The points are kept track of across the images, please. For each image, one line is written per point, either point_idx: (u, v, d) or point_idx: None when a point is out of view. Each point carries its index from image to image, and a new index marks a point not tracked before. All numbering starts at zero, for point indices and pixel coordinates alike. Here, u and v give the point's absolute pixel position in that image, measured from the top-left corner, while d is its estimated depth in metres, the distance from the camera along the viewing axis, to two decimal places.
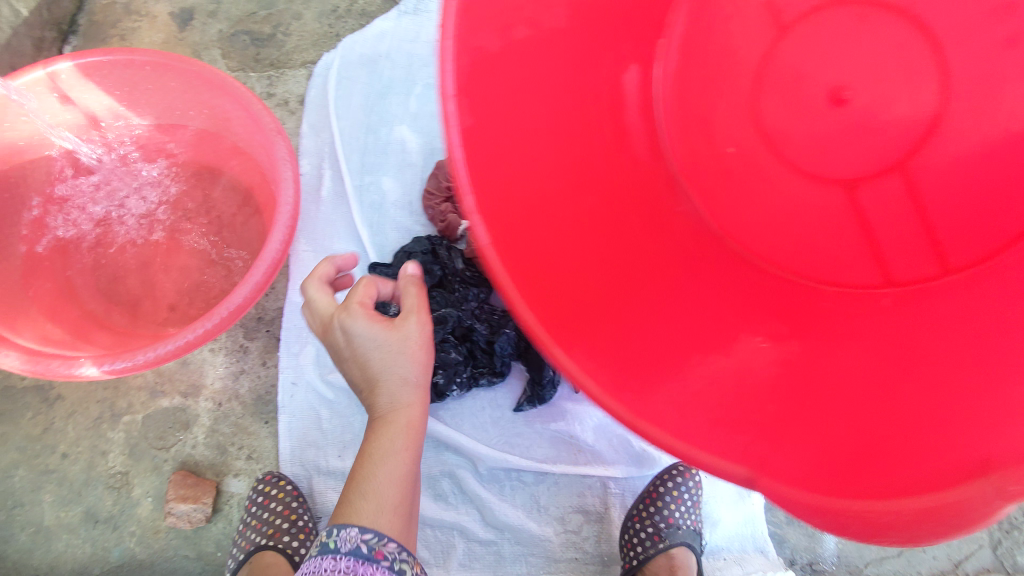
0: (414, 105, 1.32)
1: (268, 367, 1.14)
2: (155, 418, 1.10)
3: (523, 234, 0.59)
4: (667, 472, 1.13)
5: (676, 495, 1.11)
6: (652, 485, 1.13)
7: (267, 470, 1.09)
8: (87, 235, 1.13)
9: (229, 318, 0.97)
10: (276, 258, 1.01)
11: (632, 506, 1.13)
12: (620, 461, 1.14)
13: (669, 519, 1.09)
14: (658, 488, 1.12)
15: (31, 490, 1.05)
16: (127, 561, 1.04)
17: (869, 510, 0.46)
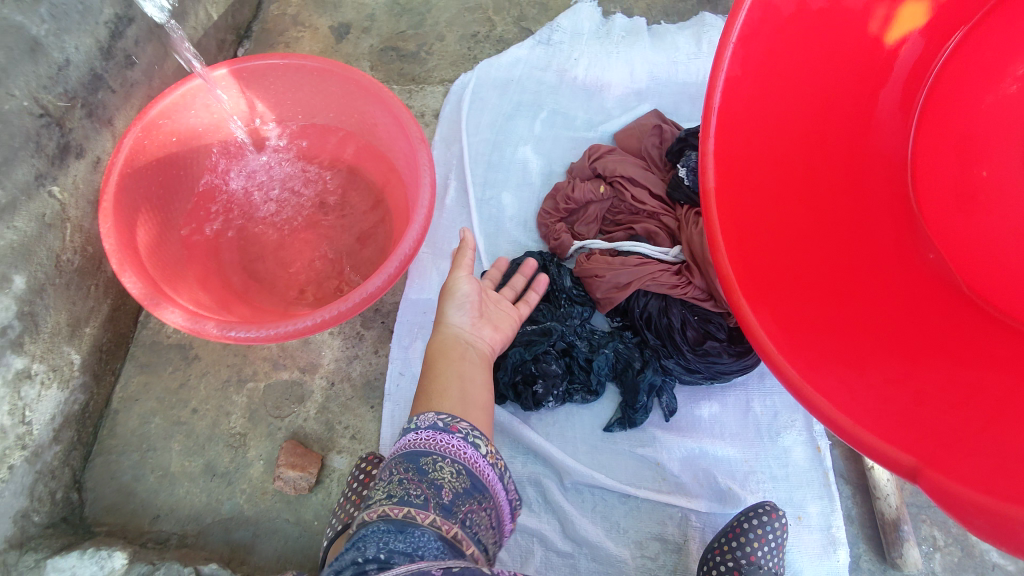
0: (539, 128, 1.41)
1: (379, 355, 1.23)
2: (275, 388, 1.19)
3: (740, 210, 0.74)
4: (753, 510, 1.08)
5: (760, 534, 1.05)
6: (736, 520, 1.08)
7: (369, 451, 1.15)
8: (237, 216, 1.26)
9: (360, 304, 1.04)
10: (407, 256, 1.08)
11: (713, 540, 1.09)
12: (703, 495, 1.14)
13: (751, 557, 1.04)
14: (743, 525, 1.07)
15: (162, 437, 1.15)
16: (235, 515, 1.12)
17: (980, 504, 0.52)
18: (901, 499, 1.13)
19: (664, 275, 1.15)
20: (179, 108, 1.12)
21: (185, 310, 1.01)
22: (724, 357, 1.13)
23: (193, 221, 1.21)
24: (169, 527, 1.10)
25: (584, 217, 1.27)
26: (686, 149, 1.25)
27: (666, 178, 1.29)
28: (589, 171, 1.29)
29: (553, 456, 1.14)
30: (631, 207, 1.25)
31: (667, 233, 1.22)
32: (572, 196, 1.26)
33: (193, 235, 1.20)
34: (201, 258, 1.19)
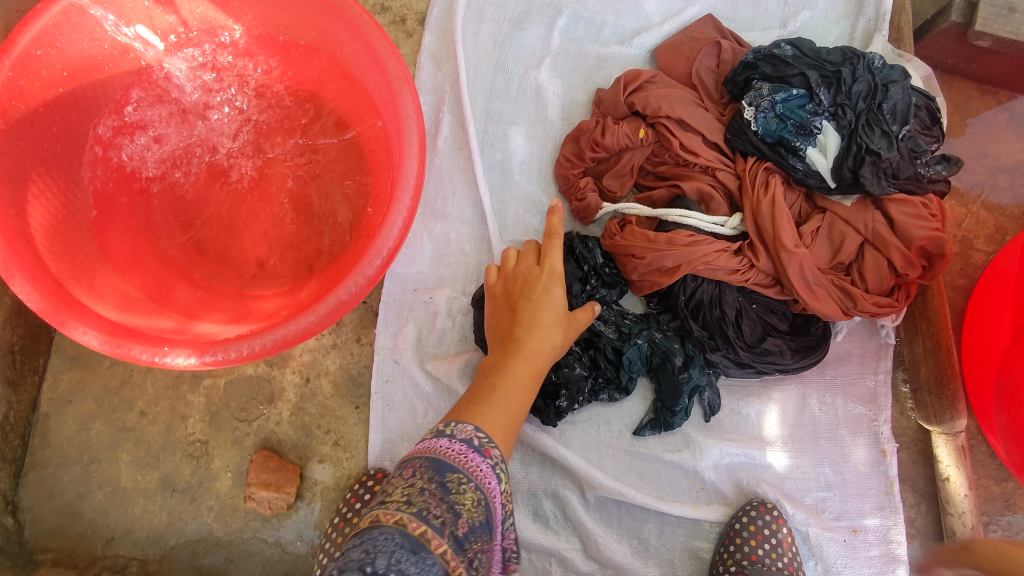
0: (556, 41, 1.08)
1: (362, 344, 1.01)
2: (238, 385, 0.99)
3: None
4: (764, 504, 1.00)
5: (754, 531, 0.97)
6: (732, 520, 0.99)
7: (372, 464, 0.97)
8: (157, 164, 0.94)
9: (330, 316, 0.78)
10: (406, 230, 0.82)
11: (720, 545, 0.99)
12: (729, 493, 1.02)
13: (752, 557, 0.95)
14: (735, 525, 0.99)
15: (107, 447, 0.97)
16: (203, 538, 0.96)
17: None
18: (978, 517, 0.98)
19: (723, 256, 0.92)
20: (61, 29, 0.82)
21: (104, 326, 0.76)
22: (785, 357, 0.97)
23: (104, 175, 0.90)
24: (128, 552, 0.95)
25: (616, 168, 1.00)
26: (754, 79, 0.96)
27: (725, 118, 1.00)
28: (625, 107, 0.99)
29: (574, 467, 0.97)
30: (678, 157, 0.97)
31: (723, 194, 0.96)
32: (602, 143, 0.97)
33: (100, 193, 0.89)
34: (127, 221, 0.92)
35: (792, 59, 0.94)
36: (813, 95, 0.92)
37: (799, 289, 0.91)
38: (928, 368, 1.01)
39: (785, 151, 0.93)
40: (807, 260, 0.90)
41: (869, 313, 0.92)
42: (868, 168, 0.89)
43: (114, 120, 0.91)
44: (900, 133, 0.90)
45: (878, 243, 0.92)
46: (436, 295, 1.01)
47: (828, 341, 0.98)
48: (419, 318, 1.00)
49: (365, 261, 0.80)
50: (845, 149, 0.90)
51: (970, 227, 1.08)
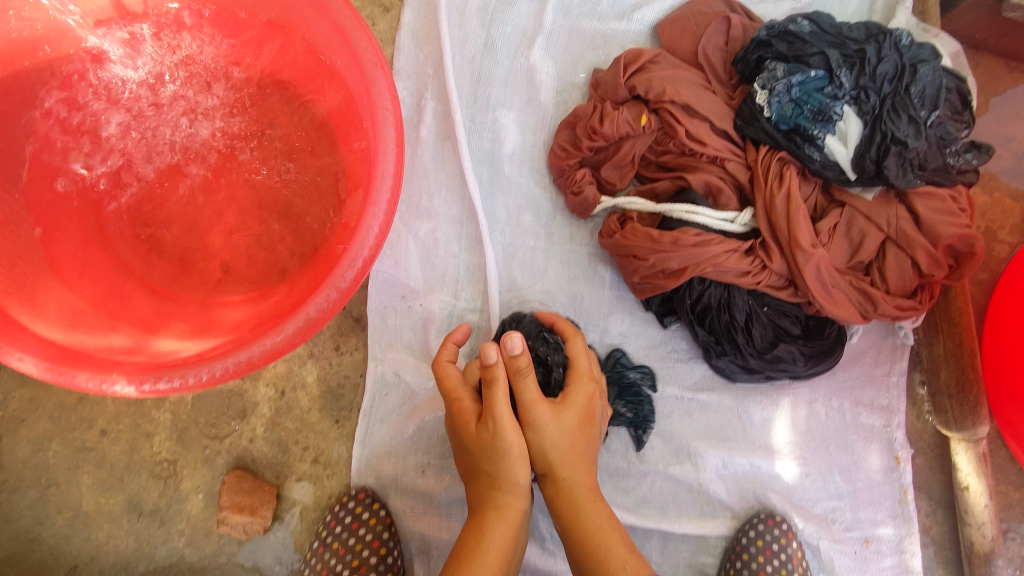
0: (550, 16, 0.97)
1: (342, 354, 0.93)
2: (206, 400, 0.91)
3: None
4: (772, 516, 0.93)
5: (762, 547, 0.91)
6: (737, 534, 0.94)
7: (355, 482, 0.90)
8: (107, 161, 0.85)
9: (299, 337, 0.71)
10: (384, 235, 0.73)
11: (723, 560, 0.94)
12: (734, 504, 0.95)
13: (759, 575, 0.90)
14: (741, 540, 0.93)
15: (66, 469, 0.89)
16: (175, 563, 0.89)
17: None
18: (998, 528, 0.93)
19: (733, 256, 0.84)
20: None
21: (47, 350, 0.69)
22: (798, 363, 0.90)
23: (45, 174, 0.81)
24: None
25: (616, 158, 0.91)
26: (767, 59, 0.87)
27: (735, 102, 0.91)
28: (625, 91, 0.90)
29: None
30: (684, 147, 0.88)
31: (733, 187, 0.88)
32: (600, 131, 0.88)
33: (43, 195, 0.81)
34: (75, 224, 0.83)
35: (810, 37, 0.85)
36: (833, 77, 0.83)
37: (815, 293, 0.84)
38: (949, 371, 0.94)
39: (801, 140, 0.85)
40: (824, 260, 0.83)
41: (891, 317, 0.85)
42: (893, 159, 0.81)
43: (57, 113, 0.82)
44: (929, 119, 0.82)
45: (901, 241, 0.84)
46: (422, 299, 0.93)
47: (843, 346, 0.91)
48: (404, 324, 0.92)
49: (338, 273, 0.72)
50: (868, 138, 0.82)
51: (995, 218, 1.01)
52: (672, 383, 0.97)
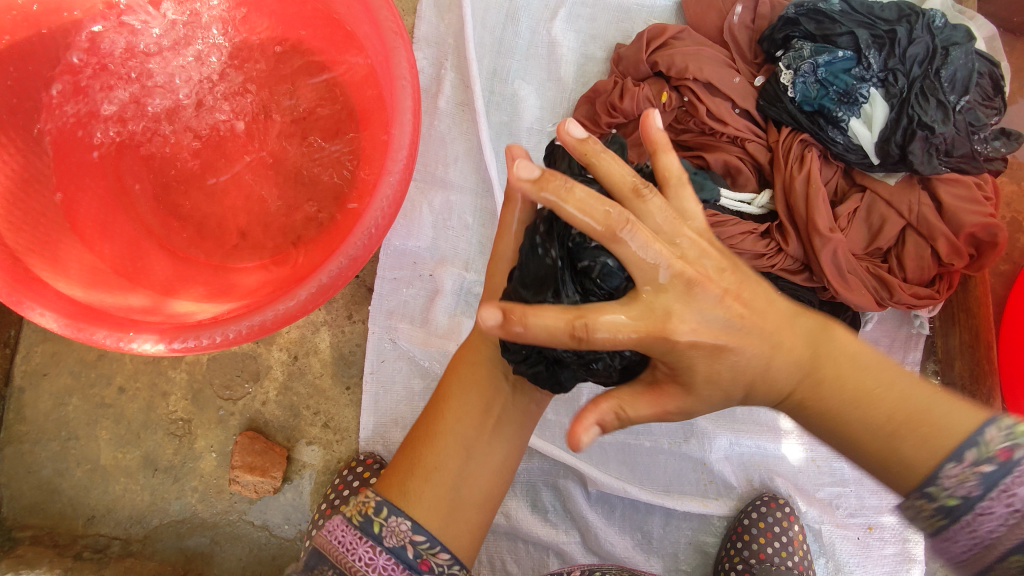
0: None
1: (354, 322, 0.94)
2: (221, 362, 0.92)
3: None
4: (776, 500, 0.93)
5: (763, 528, 0.90)
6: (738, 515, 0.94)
7: (366, 448, 0.92)
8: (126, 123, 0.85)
9: (312, 301, 0.72)
10: (398, 203, 0.74)
11: (724, 540, 0.94)
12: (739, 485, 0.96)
13: (761, 556, 0.89)
14: (743, 521, 0.93)
15: (86, 424, 0.91)
16: (187, 518, 0.91)
17: None
18: None
19: (749, 238, 0.84)
20: None
21: (67, 306, 0.71)
22: None
23: (67, 133, 0.82)
24: (109, 532, 0.91)
25: (634, 135, 0.90)
26: (794, 38, 0.85)
27: (759, 82, 0.90)
28: (647, 67, 0.88)
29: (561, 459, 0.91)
30: (703, 126, 0.86)
31: (753, 168, 0.87)
32: (619, 108, 0.87)
33: (64, 154, 0.82)
34: (96, 184, 0.84)
35: (840, 15, 0.83)
36: (861, 58, 0.81)
37: (830, 278, 0.83)
38: (965, 362, 0.93)
39: (825, 122, 0.83)
40: (841, 246, 0.82)
41: (907, 305, 0.84)
42: (919, 143, 0.79)
43: (78, 72, 0.82)
44: (958, 105, 0.80)
45: (922, 229, 0.83)
46: (436, 271, 0.93)
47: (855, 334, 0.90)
48: (416, 296, 0.93)
49: (350, 241, 0.72)
50: (894, 122, 0.80)
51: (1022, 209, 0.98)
52: None
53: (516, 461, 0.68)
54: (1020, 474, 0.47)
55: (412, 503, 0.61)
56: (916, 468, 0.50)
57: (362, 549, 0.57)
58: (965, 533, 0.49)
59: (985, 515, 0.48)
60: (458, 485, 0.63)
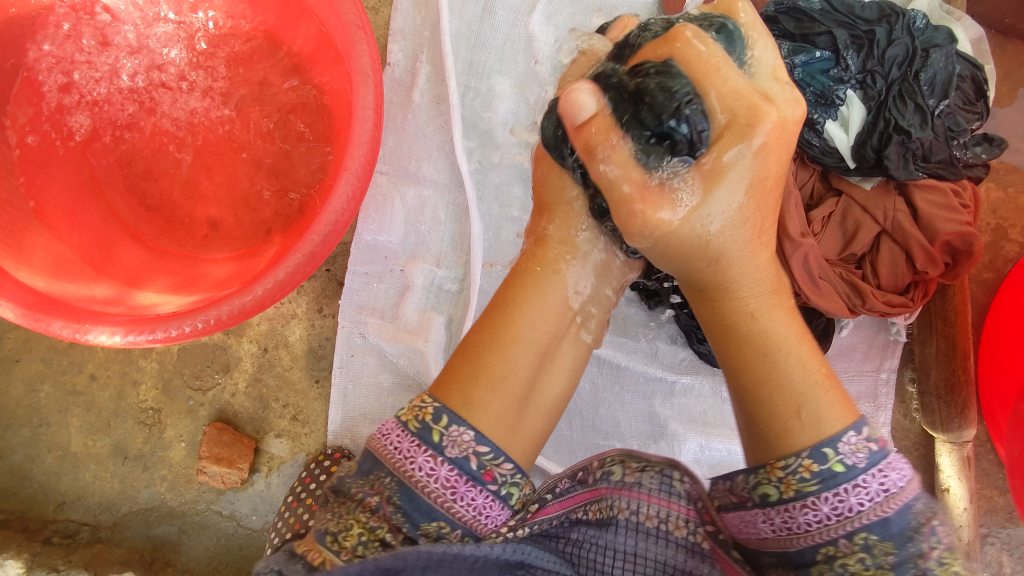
0: None
1: (324, 316, 0.94)
2: (191, 353, 0.93)
3: None
4: None
5: None
6: None
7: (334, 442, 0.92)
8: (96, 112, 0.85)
9: (270, 296, 0.72)
10: (359, 199, 0.73)
11: None
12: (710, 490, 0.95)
13: None
14: None
15: (56, 411, 0.92)
16: (157, 506, 0.92)
17: None
18: (976, 532, 0.91)
19: None
20: None
21: (26, 296, 0.71)
22: None
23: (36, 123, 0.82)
24: (79, 518, 0.91)
25: None
26: (773, 36, 0.83)
27: None
28: None
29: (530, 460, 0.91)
30: None
31: None
32: None
33: (32, 144, 0.82)
34: (65, 173, 0.84)
35: (819, 14, 0.81)
36: (839, 59, 0.79)
37: (802, 285, 0.80)
38: (939, 372, 0.91)
39: None
40: (812, 251, 0.80)
41: (880, 313, 0.82)
42: (895, 148, 0.77)
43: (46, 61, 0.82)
44: (937, 109, 0.78)
45: (896, 235, 0.81)
46: (406, 267, 0.93)
47: (826, 340, 0.89)
48: (386, 292, 0.93)
49: (309, 237, 0.72)
50: (869, 125, 0.78)
51: (1007, 215, 0.96)
52: (654, 364, 0.96)
53: (577, 377, 0.63)
54: (889, 474, 0.44)
55: (477, 415, 0.51)
56: (789, 448, 0.46)
57: (419, 456, 0.49)
58: (768, 519, 0.46)
59: (858, 489, 0.44)
60: (527, 395, 0.55)
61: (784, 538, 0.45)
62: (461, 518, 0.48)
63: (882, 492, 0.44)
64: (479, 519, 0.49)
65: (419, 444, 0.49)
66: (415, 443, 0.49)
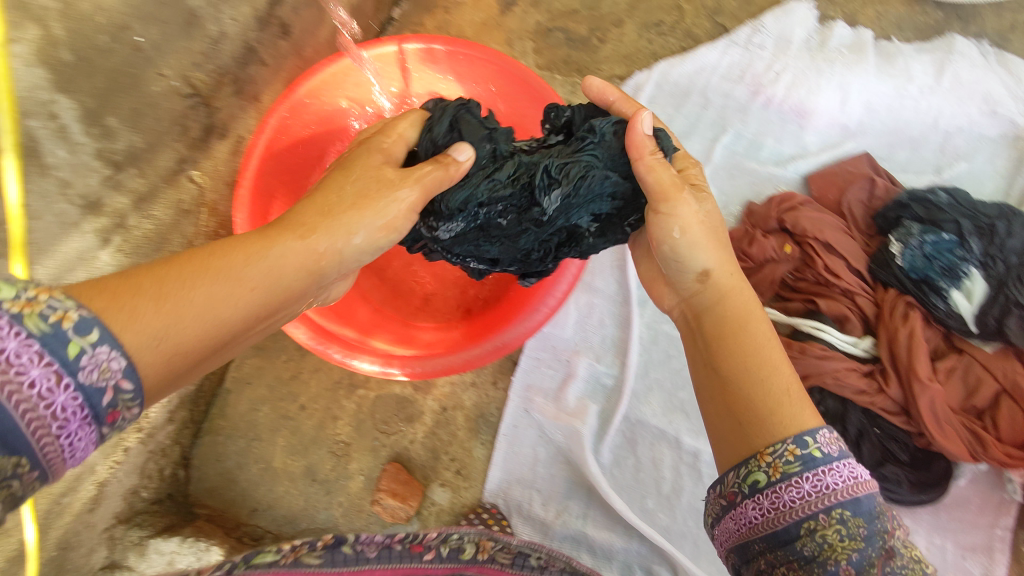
0: (718, 154, 1.18)
1: (498, 389, 1.11)
2: (385, 401, 1.11)
3: None
4: None
5: None
6: None
7: (492, 500, 1.06)
8: None
9: (493, 354, 0.92)
10: (564, 297, 0.94)
11: None
12: None
13: None
14: None
15: (268, 430, 1.10)
16: (330, 528, 1.07)
17: None
18: None
19: (852, 375, 0.96)
20: (327, 87, 1.00)
21: (313, 324, 0.90)
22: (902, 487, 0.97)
23: None
24: (265, 525, 1.08)
25: (756, 277, 1.07)
26: (904, 217, 1.02)
27: (870, 250, 1.06)
28: (774, 223, 1.07)
29: (662, 549, 1.00)
30: (819, 276, 1.02)
31: (859, 317, 1.01)
32: (749, 251, 1.06)
33: None
34: None
35: (947, 206, 1.00)
36: (965, 242, 0.97)
37: (928, 424, 0.93)
38: None
39: (929, 290, 0.97)
40: (938, 396, 0.93)
41: (1000, 462, 0.93)
42: (1014, 320, 0.92)
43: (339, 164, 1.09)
44: None
45: (1015, 395, 0.93)
46: (573, 359, 1.10)
47: (947, 483, 0.98)
48: (552, 378, 1.10)
49: (529, 316, 0.93)
50: (992, 298, 0.94)
51: None
52: None
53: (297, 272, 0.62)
54: (839, 470, 0.57)
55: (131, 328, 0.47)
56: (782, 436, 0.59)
57: (13, 346, 0.40)
58: (741, 515, 0.60)
59: (829, 473, 0.57)
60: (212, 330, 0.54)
61: (752, 527, 0.59)
62: (49, 436, 0.42)
63: (845, 477, 0.57)
64: (56, 441, 0.42)
65: (41, 344, 0.41)
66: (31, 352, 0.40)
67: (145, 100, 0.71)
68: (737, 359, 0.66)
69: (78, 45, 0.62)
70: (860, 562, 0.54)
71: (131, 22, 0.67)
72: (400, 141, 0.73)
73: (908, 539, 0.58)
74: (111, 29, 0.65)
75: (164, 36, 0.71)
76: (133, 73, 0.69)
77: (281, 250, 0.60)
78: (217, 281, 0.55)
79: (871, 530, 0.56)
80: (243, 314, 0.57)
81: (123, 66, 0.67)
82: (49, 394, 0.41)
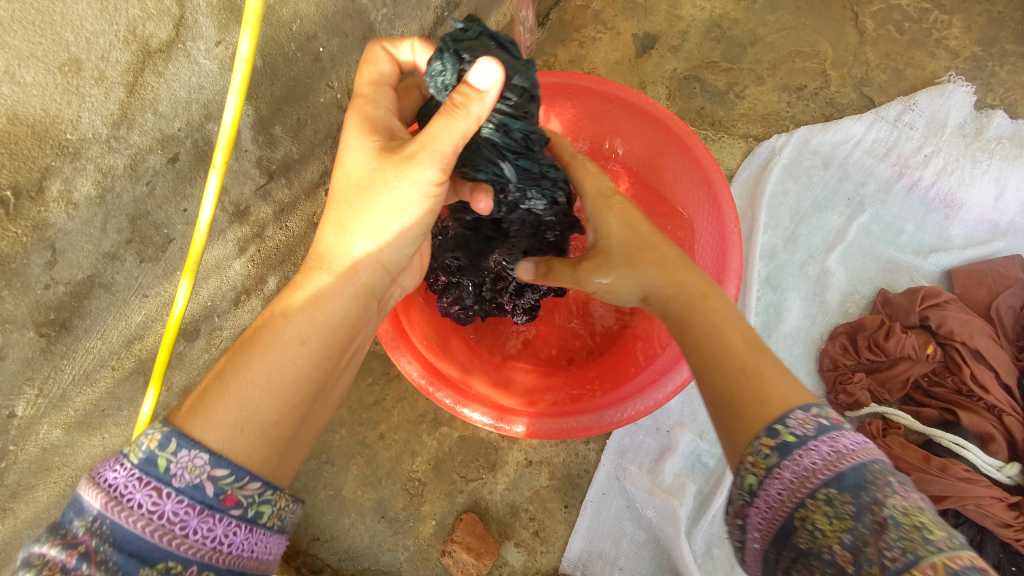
0: (853, 233, 1.11)
1: (588, 449, 1.04)
2: (468, 443, 1.05)
3: None
4: None
5: None
6: None
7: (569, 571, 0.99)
8: None
9: (612, 423, 0.83)
10: (685, 383, 0.82)
11: None
12: None
13: None
14: None
15: (343, 455, 1.04)
16: (392, 571, 1.01)
17: None
18: None
19: (996, 504, 0.88)
20: None
21: (422, 359, 0.86)
22: None
23: None
24: (325, 557, 1.01)
25: (887, 374, 0.98)
26: None
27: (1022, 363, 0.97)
28: (915, 317, 0.98)
29: None
30: (964, 385, 0.95)
31: (1005, 438, 0.92)
32: (884, 345, 0.97)
33: None
34: None
35: None
36: None
37: None
38: None
39: None
40: None
41: None
42: None
43: None
44: None
45: None
46: (673, 431, 1.03)
47: None
48: (650, 449, 1.03)
49: (656, 385, 0.84)
50: None
51: None
52: None
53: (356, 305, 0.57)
54: (852, 434, 0.43)
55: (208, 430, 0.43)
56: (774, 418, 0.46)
57: (139, 493, 0.38)
58: (758, 509, 0.45)
59: (806, 454, 0.43)
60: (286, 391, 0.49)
61: (771, 520, 0.44)
62: (196, 545, 0.39)
63: (839, 446, 0.42)
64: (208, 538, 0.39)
65: (140, 474, 0.39)
66: (133, 474, 0.38)
67: (310, 110, 0.70)
68: (695, 357, 0.55)
69: (268, 52, 0.60)
70: (854, 543, 0.38)
71: (318, 32, 0.64)
72: (381, 86, 0.63)
73: (914, 509, 0.39)
74: (300, 38, 0.63)
75: (342, 49, 0.68)
76: (306, 84, 0.67)
77: (344, 301, 0.56)
78: (263, 356, 0.50)
79: (856, 503, 0.39)
80: (314, 361, 0.52)
81: (301, 76, 0.66)
82: (169, 501, 0.38)
